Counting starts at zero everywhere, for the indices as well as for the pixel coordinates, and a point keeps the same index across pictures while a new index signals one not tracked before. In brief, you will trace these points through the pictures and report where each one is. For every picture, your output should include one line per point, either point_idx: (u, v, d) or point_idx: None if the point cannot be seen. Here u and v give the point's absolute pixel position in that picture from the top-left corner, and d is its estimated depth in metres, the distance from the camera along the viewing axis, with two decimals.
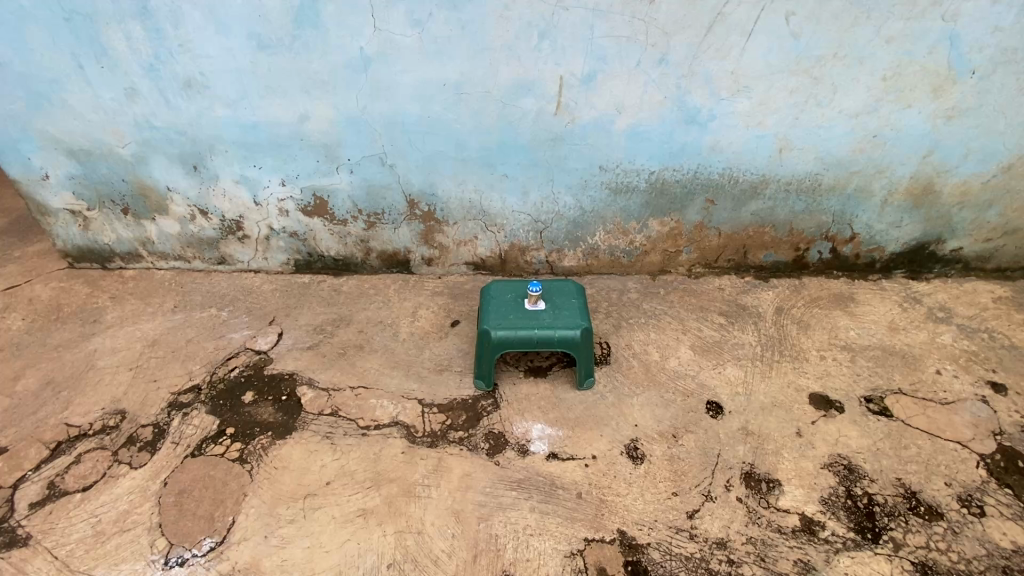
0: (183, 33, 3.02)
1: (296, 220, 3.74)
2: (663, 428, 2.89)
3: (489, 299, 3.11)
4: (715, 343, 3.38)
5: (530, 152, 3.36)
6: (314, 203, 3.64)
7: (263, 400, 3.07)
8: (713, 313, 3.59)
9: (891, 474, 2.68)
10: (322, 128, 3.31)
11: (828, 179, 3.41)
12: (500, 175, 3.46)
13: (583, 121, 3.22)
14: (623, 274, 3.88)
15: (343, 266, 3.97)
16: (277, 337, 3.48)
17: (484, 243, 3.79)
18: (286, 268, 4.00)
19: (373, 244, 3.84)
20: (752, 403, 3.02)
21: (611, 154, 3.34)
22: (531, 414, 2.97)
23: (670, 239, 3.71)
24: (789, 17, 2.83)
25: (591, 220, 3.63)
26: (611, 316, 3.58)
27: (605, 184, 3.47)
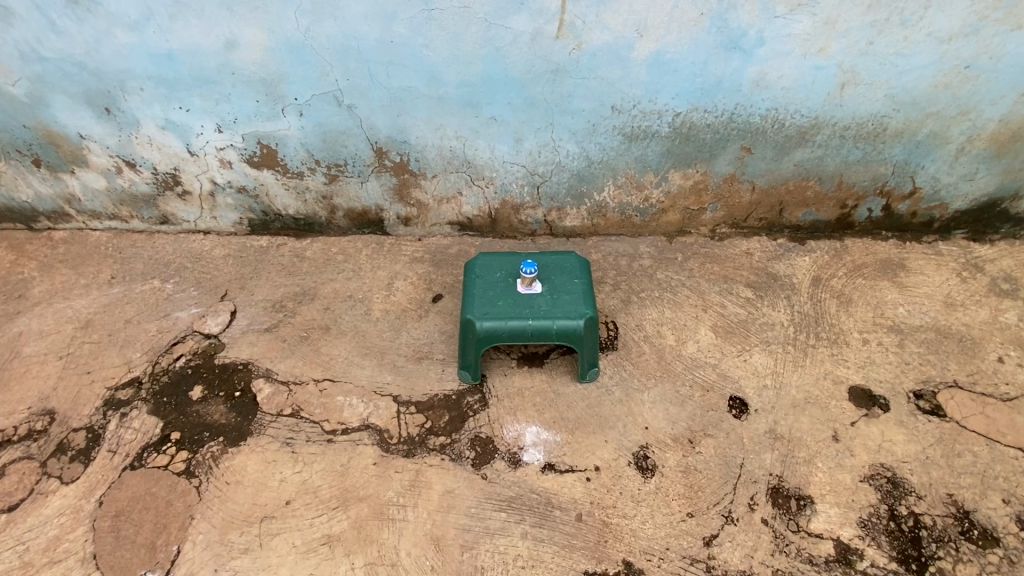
0: None
1: (242, 173, 3.10)
2: (678, 432, 2.49)
3: (473, 282, 2.54)
4: (740, 324, 2.90)
5: (524, 89, 2.65)
6: (261, 153, 2.99)
7: (213, 397, 2.64)
8: (738, 285, 3.07)
9: (941, 488, 2.31)
10: (256, 58, 2.58)
11: (896, 122, 2.73)
12: (486, 118, 2.78)
13: (593, 47, 2.48)
14: (634, 236, 3.30)
15: (305, 226, 3.38)
16: (230, 317, 2.99)
17: (470, 200, 3.18)
18: (240, 229, 3.42)
19: (338, 201, 3.23)
20: (782, 398, 2.60)
21: (627, 91, 2.62)
22: (524, 413, 2.55)
23: (693, 196, 3.08)
24: None
25: (600, 173, 2.99)
26: (620, 289, 3.06)
27: (618, 128, 2.78)
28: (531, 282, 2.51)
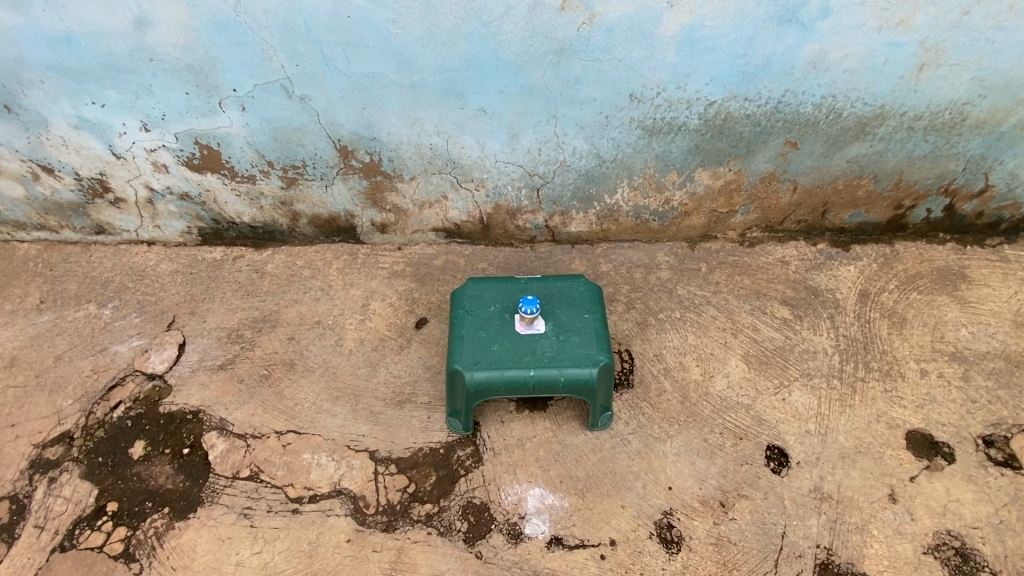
0: None
1: (182, 177, 2.60)
2: (707, 494, 2.10)
3: (461, 321, 2.09)
4: (777, 352, 2.47)
5: (519, 73, 2.11)
6: (202, 154, 2.47)
7: (157, 456, 2.23)
8: (774, 303, 2.62)
9: (1018, 561, 1.96)
10: (176, 41, 2.06)
11: (978, 111, 2.28)
12: (474, 110, 2.25)
13: (610, 20, 1.96)
14: (650, 242, 2.81)
15: (264, 234, 2.91)
16: (177, 352, 2.56)
17: (457, 204, 2.66)
18: (189, 239, 2.94)
19: (299, 207, 2.74)
20: (828, 448, 2.21)
21: (651, 75, 2.11)
22: (525, 472, 2.16)
23: (722, 197, 2.59)
24: None
25: (612, 173, 2.48)
26: (635, 309, 2.60)
27: (636, 121, 2.27)
28: (534, 321, 2.07)
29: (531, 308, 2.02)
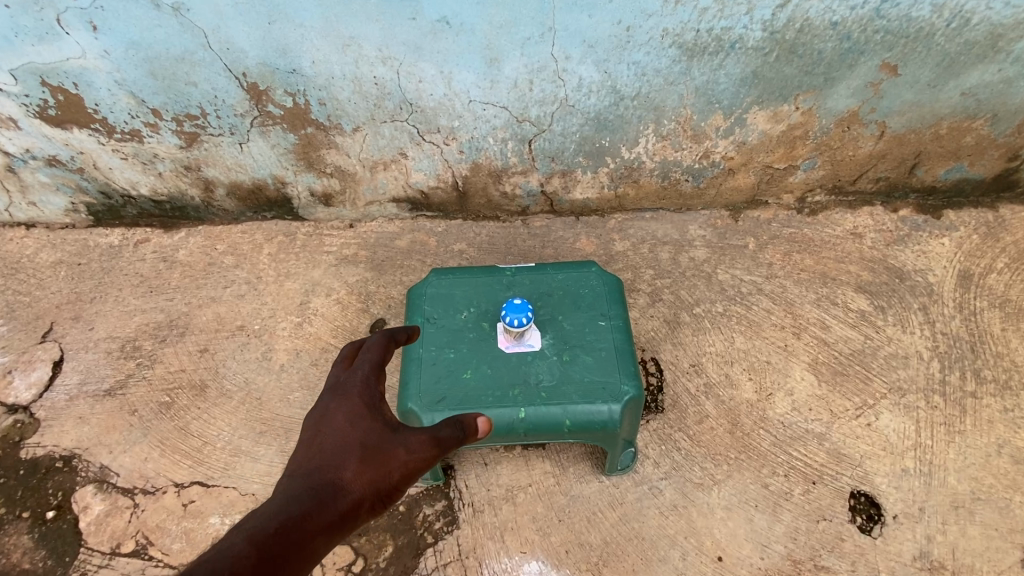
0: None
1: (42, 135, 1.90)
2: (770, 566, 1.50)
3: (419, 338, 1.42)
4: (855, 358, 1.83)
5: None
6: (58, 100, 1.78)
7: (11, 522, 1.63)
8: (846, 290, 1.97)
9: None
10: None
11: None
12: (432, 23, 1.53)
13: None
14: (679, 211, 2.14)
15: (174, 211, 2.22)
16: (53, 372, 1.92)
17: (421, 164, 1.97)
18: (77, 219, 2.25)
19: (211, 173, 2.04)
20: (934, 495, 1.60)
21: None
22: (516, 539, 1.55)
23: (782, 148, 1.90)
24: None
25: (633, 115, 1.78)
26: (662, 302, 1.96)
27: (669, 35, 1.56)
28: (525, 335, 1.42)
29: (522, 318, 1.36)
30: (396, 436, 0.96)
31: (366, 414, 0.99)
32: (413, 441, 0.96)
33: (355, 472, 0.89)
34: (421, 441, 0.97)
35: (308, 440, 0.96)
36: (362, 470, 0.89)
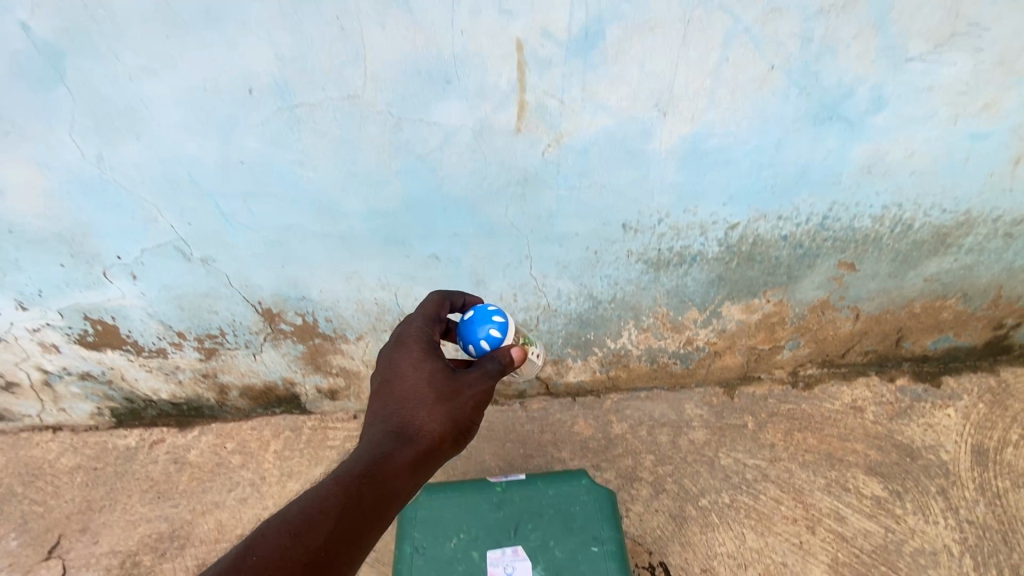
0: None
1: (79, 357, 2.09)
2: None
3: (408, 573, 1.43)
4: (877, 556, 1.71)
5: (473, 212, 1.58)
6: (98, 330, 1.98)
7: None
8: (856, 472, 1.89)
9: None
10: (38, 208, 1.58)
11: None
12: (424, 256, 1.70)
13: (584, 139, 1.41)
14: (673, 390, 2.16)
15: (191, 411, 2.34)
16: None
17: None
18: (102, 421, 2.35)
19: (226, 378, 2.19)
20: None
21: (649, 199, 1.55)
22: None
23: (763, 332, 1.98)
24: None
25: (613, 314, 1.91)
26: (666, 494, 1.90)
27: (637, 253, 1.70)
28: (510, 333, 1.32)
29: (484, 343, 1.30)
30: (453, 375, 1.17)
31: (433, 364, 1.19)
32: (465, 386, 1.17)
33: (426, 412, 1.13)
34: (467, 412, 1.16)
35: (381, 385, 1.20)
36: (432, 415, 1.13)
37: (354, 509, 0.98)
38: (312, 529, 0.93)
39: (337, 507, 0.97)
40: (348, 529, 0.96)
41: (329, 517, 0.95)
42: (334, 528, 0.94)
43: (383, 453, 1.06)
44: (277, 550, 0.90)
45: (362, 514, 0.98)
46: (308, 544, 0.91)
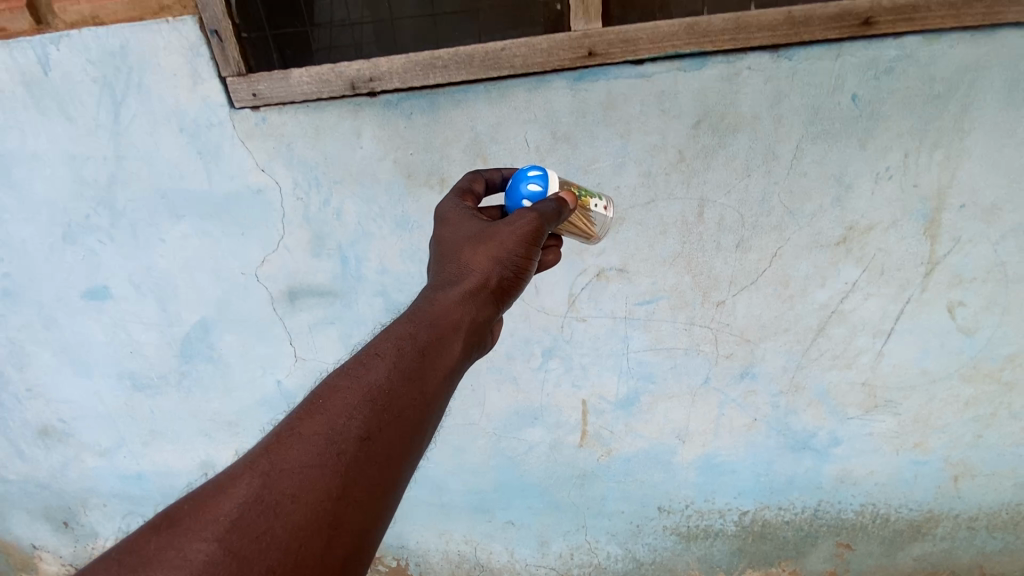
0: (29, 376, 2.06)
1: None
2: None
3: None
4: None
5: (544, 493, 2.09)
6: None
7: None
8: None
9: None
10: None
11: None
12: (502, 522, 2.17)
13: (627, 454, 1.98)
14: None
15: None
16: None
17: None
18: None
19: None
20: None
21: (676, 492, 2.05)
22: None
23: None
24: (956, 308, 1.65)
25: None
26: None
27: (671, 529, 2.12)
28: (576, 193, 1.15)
29: (534, 189, 1.11)
30: (495, 225, 1.01)
31: (472, 218, 1.06)
32: (511, 224, 0.99)
33: (469, 260, 0.98)
34: (512, 246, 0.98)
35: (442, 260, 1.00)
36: (477, 259, 0.98)
37: (408, 362, 0.79)
38: (363, 379, 0.75)
39: (391, 354, 0.80)
40: (411, 367, 0.79)
41: (379, 369, 0.77)
42: (393, 371, 0.77)
43: (432, 313, 0.88)
44: (316, 454, 0.68)
45: (419, 351, 0.81)
46: (360, 409, 0.73)
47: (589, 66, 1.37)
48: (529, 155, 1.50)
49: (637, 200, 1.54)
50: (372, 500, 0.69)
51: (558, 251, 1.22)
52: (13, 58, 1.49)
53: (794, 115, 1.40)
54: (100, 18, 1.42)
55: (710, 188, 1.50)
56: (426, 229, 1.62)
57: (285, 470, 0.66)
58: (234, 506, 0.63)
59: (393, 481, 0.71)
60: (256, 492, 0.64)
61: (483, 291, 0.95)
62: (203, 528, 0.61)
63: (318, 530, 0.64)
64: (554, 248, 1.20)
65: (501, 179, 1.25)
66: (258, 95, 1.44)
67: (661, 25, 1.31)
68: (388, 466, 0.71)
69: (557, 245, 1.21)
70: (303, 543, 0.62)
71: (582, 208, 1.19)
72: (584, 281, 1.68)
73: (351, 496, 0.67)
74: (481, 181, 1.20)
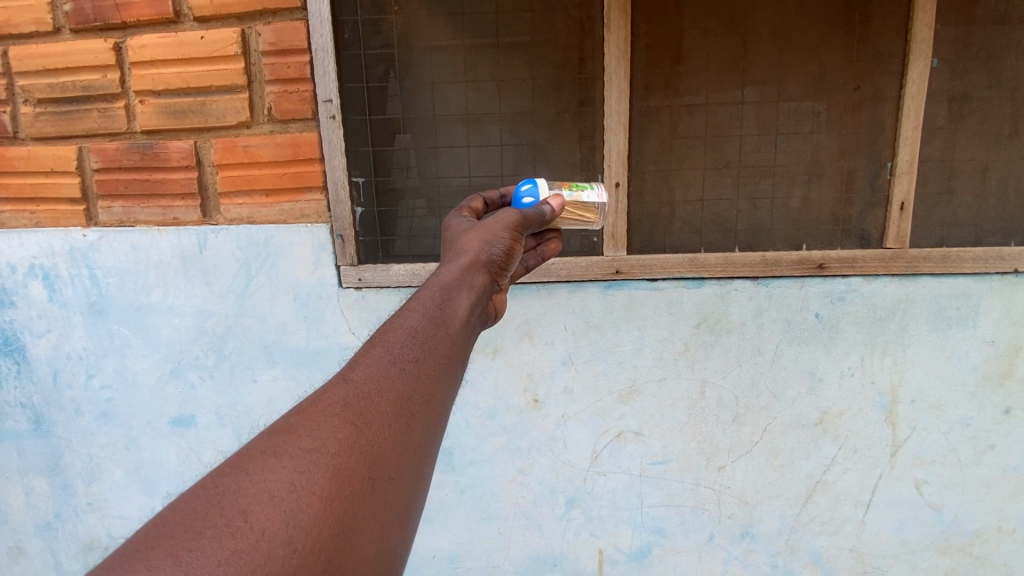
0: (95, 490, 2.22)
1: None
2: None
3: None
4: None
5: None
6: None
7: None
8: None
9: None
10: None
11: None
12: None
13: None
14: None
15: None
16: None
17: None
18: None
19: None
20: None
21: None
22: None
23: None
24: (921, 485, 1.93)
25: None
26: None
27: None
28: (563, 198, 1.28)
29: (529, 201, 1.26)
30: (485, 220, 1.14)
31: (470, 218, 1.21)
32: (499, 218, 1.12)
33: (466, 241, 1.07)
34: (502, 230, 1.09)
35: (449, 246, 1.12)
36: (474, 241, 1.07)
37: (435, 310, 0.89)
38: (409, 317, 0.86)
39: (426, 302, 0.90)
40: (446, 312, 0.90)
41: (417, 311, 0.88)
42: (424, 318, 0.87)
43: (451, 276, 0.98)
44: (368, 384, 0.77)
45: (446, 301, 0.92)
46: (399, 346, 0.82)
47: (616, 280, 1.83)
48: (567, 338, 1.89)
49: (651, 376, 1.90)
50: (426, 416, 0.78)
51: (559, 239, 1.33)
52: (178, 239, 1.95)
53: (773, 324, 1.83)
54: (254, 219, 1.91)
55: (710, 373, 1.88)
56: (477, 388, 1.96)
57: (349, 400, 0.75)
58: (328, 407, 0.74)
59: (448, 388, 0.83)
60: (343, 398, 0.75)
61: (495, 270, 1.06)
62: (307, 423, 0.72)
63: (396, 424, 0.75)
64: (554, 237, 1.32)
65: (501, 198, 1.35)
66: (363, 280, 1.90)
67: (670, 258, 1.80)
68: (437, 388, 0.81)
69: (557, 236, 1.32)
70: (391, 434, 0.74)
71: (573, 200, 1.31)
72: (606, 440, 1.96)
73: (419, 405, 0.78)
74: (481, 201, 1.30)
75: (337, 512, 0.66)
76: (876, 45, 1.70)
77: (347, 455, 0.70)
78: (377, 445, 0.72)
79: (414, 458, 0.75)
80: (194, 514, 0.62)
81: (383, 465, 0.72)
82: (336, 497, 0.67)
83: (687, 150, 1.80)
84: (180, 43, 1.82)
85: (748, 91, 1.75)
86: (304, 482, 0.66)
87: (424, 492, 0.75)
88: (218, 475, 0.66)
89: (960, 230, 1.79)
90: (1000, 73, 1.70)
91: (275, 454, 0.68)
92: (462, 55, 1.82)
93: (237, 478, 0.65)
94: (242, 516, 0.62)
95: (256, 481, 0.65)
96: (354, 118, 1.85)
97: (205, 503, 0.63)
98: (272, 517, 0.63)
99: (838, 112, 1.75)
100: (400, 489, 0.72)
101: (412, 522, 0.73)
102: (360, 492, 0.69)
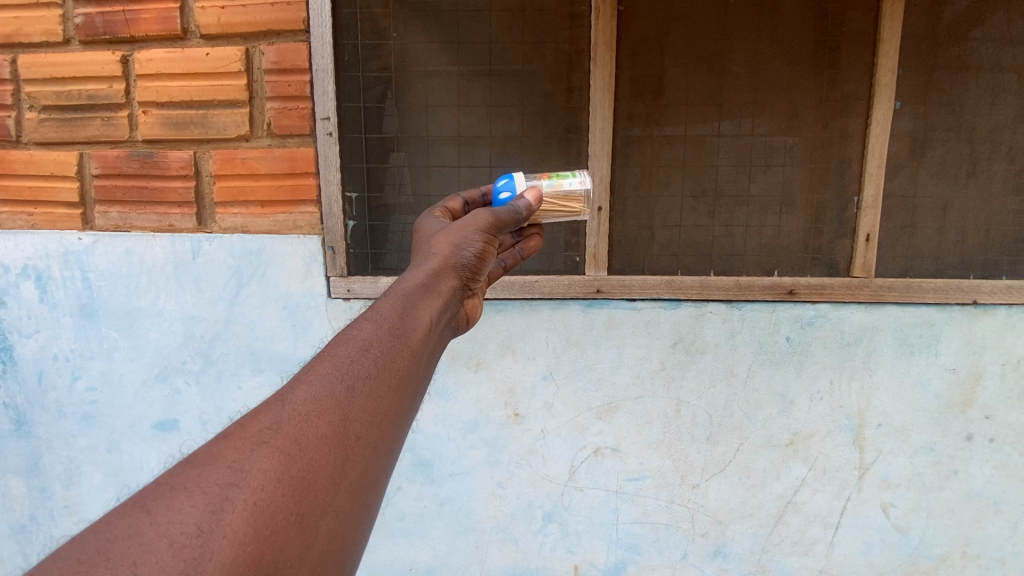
0: (73, 493, 2.21)
1: None
2: None
3: None
4: None
5: None
6: None
7: None
8: None
9: None
10: None
11: None
12: None
13: None
14: None
15: None
16: None
17: None
18: None
19: None
20: None
21: None
22: None
23: None
24: (886, 508, 1.99)
25: None
26: None
27: None
28: (543, 188, 1.30)
29: (508, 195, 1.29)
30: (459, 220, 1.12)
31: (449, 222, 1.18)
32: (473, 221, 1.10)
33: (436, 244, 1.04)
34: (476, 231, 1.08)
35: (419, 250, 1.08)
36: (445, 244, 1.04)
37: (393, 321, 0.84)
38: (363, 329, 0.82)
39: (384, 311, 0.86)
40: (406, 323, 0.86)
41: (373, 322, 0.83)
42: (377, 333, 0.82)
43: (416, 283, 0.94)
44: (307, 409, 0.72)
45: (405, 313, 0.87)
46: (349, 362, 0.77)
47: (597, 298, 1.90)
48: (548, 354, 1.95)
49: (628, 394, 1.95)
50: (372, 443, 0.74)
51: (540, 236, 1.34)
52: (172, 246, 2.00)
53: (745, 346, 1.90)
54: (248, 228, 1.97)
55: (685, 392, 1.94)
56: (460, 400, 2.00)
57: (281, 428, 0.70)
58: (257, 435, 0.69)
59: (402, 408, 0.78)
60: (274, 424, 0.70)
61: (466, 274, 1.03)
62: (231, 452, 0.67)
63: (335, 451, 0.70)
64: (534, 235, 1.33)
65: (481, 198, 1.35)
66: (351, 291, 1.96)
67: (649, 280, 1.87)
68: (385, 412, 0.76)
69: (538, 232, 1.33)
70: (327, 462, 0.70)
71: (553, 190, 1.32)
72: (584, 455, 2.01)
73: (364, 429, 0.74)
74: (460, 201, 1.31)
75: (252, 556, 0.61)
76: (843, 88, 1.82)
77: (271, 490, 0.65)
78: (307, 477, 0.68)
79: (354, 489, 0.71)
80: (79, 565, 0.56)
81: (313, 501, 0.67)
82: (252, 538, 0.62)
83: (666, 178, 1.89)
84: (185, 58, 1.90)
85: (724, 126, 1.86)
86: (214, 522, 0.61)
87: (369, 522, 0.72)
88: (118, 515, 0.61)
89: (922, 262, 1.88)
90: (959, 118, 1.82)
91: (186, 490, 0.63)
92: (455, 81, 1.92)
93: (136, 520, 0.60)
94: (134, 565, 0.57)
95: (157, 523, 0.60)
96: (350, 137, 1.93)
97: (95, 550, 0.58)
98: (170, 566, 0.58)
99: (808, 148, 1.85)
100: (335, 524, 0.68)
101: (349, 557, 0.69)
102: (283, 535, 0.64)
